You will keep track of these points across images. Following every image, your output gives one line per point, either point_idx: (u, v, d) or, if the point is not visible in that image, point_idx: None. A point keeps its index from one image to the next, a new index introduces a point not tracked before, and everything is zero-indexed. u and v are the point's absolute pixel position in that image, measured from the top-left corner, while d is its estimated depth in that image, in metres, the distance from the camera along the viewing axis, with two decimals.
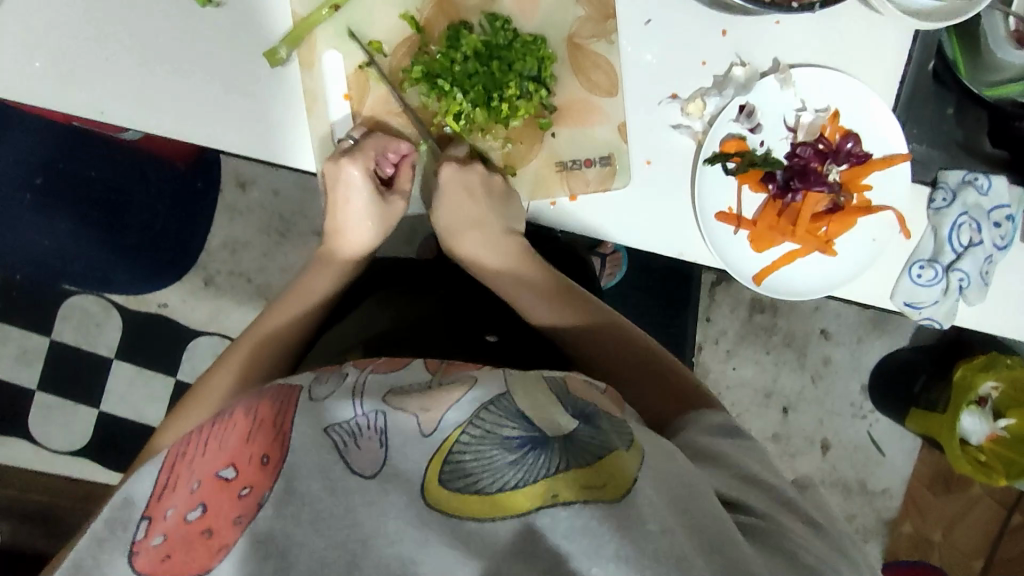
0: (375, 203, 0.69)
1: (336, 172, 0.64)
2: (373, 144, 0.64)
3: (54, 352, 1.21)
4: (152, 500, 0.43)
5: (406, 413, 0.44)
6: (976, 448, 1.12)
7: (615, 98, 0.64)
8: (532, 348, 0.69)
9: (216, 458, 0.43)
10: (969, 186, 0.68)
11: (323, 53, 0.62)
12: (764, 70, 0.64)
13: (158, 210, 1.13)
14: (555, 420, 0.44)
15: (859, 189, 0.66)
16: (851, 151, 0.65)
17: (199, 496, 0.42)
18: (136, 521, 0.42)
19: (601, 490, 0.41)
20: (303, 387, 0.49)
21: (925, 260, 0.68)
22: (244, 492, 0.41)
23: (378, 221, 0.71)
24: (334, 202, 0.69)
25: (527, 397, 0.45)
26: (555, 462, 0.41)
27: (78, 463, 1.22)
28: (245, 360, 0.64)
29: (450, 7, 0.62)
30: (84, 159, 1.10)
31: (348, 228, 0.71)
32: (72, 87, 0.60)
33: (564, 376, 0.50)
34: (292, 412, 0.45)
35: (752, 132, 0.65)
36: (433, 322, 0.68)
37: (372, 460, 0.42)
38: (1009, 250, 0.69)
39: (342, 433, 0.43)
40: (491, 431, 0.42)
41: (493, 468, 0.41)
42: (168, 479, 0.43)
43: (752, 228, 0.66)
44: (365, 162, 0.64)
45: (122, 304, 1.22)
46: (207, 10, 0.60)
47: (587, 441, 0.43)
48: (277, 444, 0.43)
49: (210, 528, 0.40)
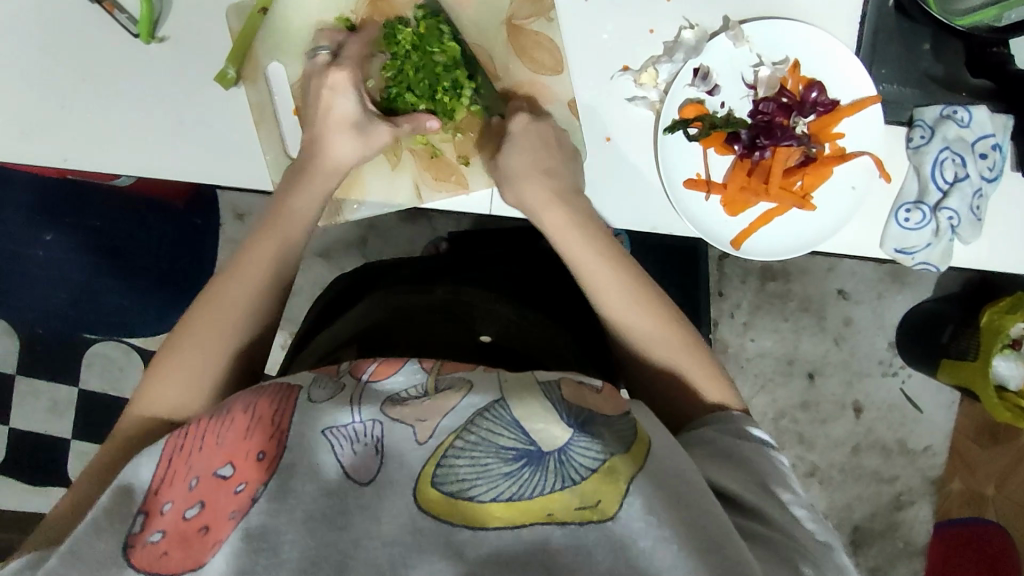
0: (360, 121, 0.61)
1: (325, 77, 0.60)
2: (354, 53, 0.61)
3: (83, 400, 1.25)
4: (150, 494, 0.43)
5: (403, 423, 0.43)
6: (1015, 395, 1.08)
7: (561, 74, 0.63)
8: (519, 346, 0.68)
9: (215, 457, 0.43)
10: (948, 120, 0.64)
11: (268, 66, 0.63)
12: (714, 30, 0.63)
13: (162, 250, 1.14)
14: (550, 433, 0.41)
15: (830, 139, 0.64)
16: (817, 101, 0.63)
17: (197, 494, 0.42)
18: (133, 514, 0.42)
19: (592, 512, 0.40)
20: (302, 387, 0.47)
21: (911, 202, 0.66)
22: (240, 488, 0.41)
23: (362, 145, 0.61)
24: (318, 113, 0.61)
25: (522, 403, 0.43)
26: (550, 482, 0.40)
27: None
28: (235, 316, 0.56)
29: (384, 5, 0.63)
30: (83, 211, 1.11)
31: (334, 146, 0.61)
32: (39, 140, 0.61)
33: (560, 377, 0.47)
34: (290, 411, 0.45)
35: (710, 95, 0.63)
36: (420, 322, 0.67)
37: (368, 462, 0.42)
38: (999, 181, 0.66)
39: (338, 437, 0.43)
40: (488, 443, 0.41)
41: (488, 476, 0.40)
42: (165, 474, 0.43)
43: (723, 192, 0.64)
44: (353, 66, 0.61)
45: (142, 346, 1.25)
46: (152, 46, 0.61)
47: (582, 454, 0.41)
48: (273, 440, 0.43)
49: (208, 525, 0.40)
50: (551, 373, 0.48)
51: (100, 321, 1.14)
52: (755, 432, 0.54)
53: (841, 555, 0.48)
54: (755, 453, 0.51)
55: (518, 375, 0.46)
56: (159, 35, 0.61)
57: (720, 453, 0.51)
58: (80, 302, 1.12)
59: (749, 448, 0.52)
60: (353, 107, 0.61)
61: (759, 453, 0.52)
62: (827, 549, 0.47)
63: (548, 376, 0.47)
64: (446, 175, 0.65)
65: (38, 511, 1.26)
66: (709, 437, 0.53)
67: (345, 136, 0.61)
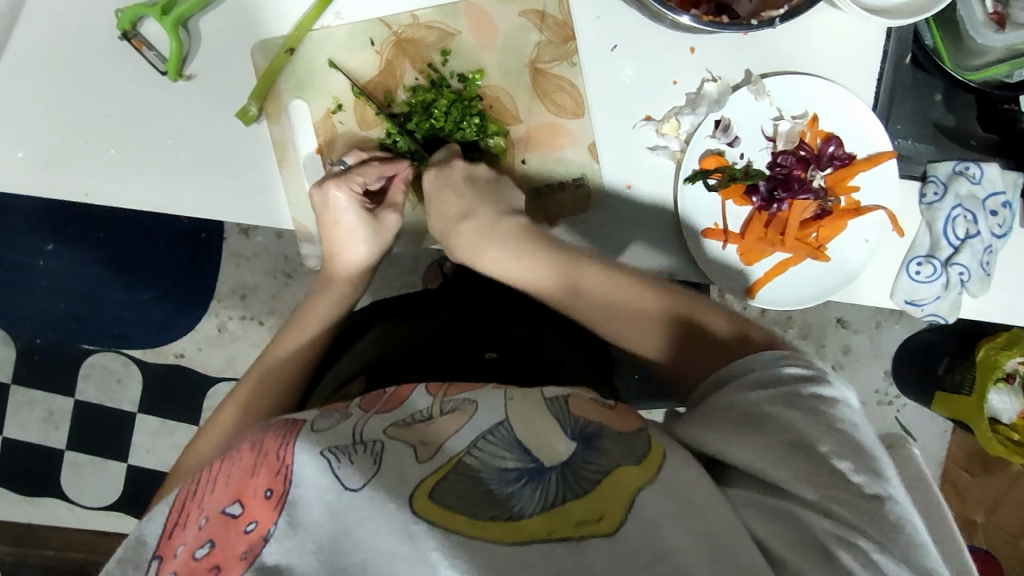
0: (366, 219, 0.65)
1: (324, 198, 0.62)
2: (364, 170, 0.63)
3: (79, 411, 1.21)
4: (162, 539, 0.41)
5: (404, 442, 0.42)
6: (1009, 428, 1.09)
7: (582, 118, 0.64)
8: (534, 359, 0.66)
9: (224, 494, 0.40)
10: (960, 177, 0.67)
11: (289, 102, 0.63)
12: (736, 82, 0.64)
13: (166, 264, 1.12)
14: (552, 451, 0.41)
15: (846, 192, 0.65)
16: (834, 155, 0.64)
17: (206, 532, 0.38)
18: (148, 560, 0.40)
19: (596, 526, 0.38)
20: (305, 421, 0.45)
21: (922, 256, 0.67)
22: (249, 528, 0.37)
23: (372, 239, 0.67)
24: (324, 224, 0.64)
25: (526, 423, 0.44)
26: (549, 498, 0.39)
27: (112, 516, 1.22)
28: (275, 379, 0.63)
29: (410, 47, 0.63)
30: (87, 224, 1.09)
31: (346, 247, 0.66)
32: (63, 170, 0.61)
33: (568, 394, 0.47)
34: (291, 443, 0.41)
35: (730, 146, 0.64)
36: (425, 353, 0.65)
37: (366, 468, 0.40)
38: (1008, 238, 0.67)
39: (336, 453, 0.41)
40: (486, 463, 0.41)
41: (486, 494, 0.39)
42: (177, 517, 0.41)
43: (740, 242, 0.65)
44: (351, 184, 0.62)
45: (142, 357, 1.21)
46: (179, 83, 0.61)
47: (582, 471, 0.40)
48: (279, 476, 0.39)
49: (218, 565, 0.37)
50: (559, 390, 0.48)
51: (101, 334, 1.13)
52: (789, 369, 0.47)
53: (896, 509, 0.39)
54: (785, 403, 0.45)
55: (524, 395, 0.46)
56: (186, 73, 0.61)
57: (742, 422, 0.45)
58: (80, 313, 1.11)
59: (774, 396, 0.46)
60: (356, 213, 0.64)
61: (796, 405, 0.44)
62: (880, 504, 0.39)
63: (556, 391, 0.47)
64: None
65: (27, 523, 1.21)
66: (732, 400, 0.48)
67: (359, 238, 0.66)
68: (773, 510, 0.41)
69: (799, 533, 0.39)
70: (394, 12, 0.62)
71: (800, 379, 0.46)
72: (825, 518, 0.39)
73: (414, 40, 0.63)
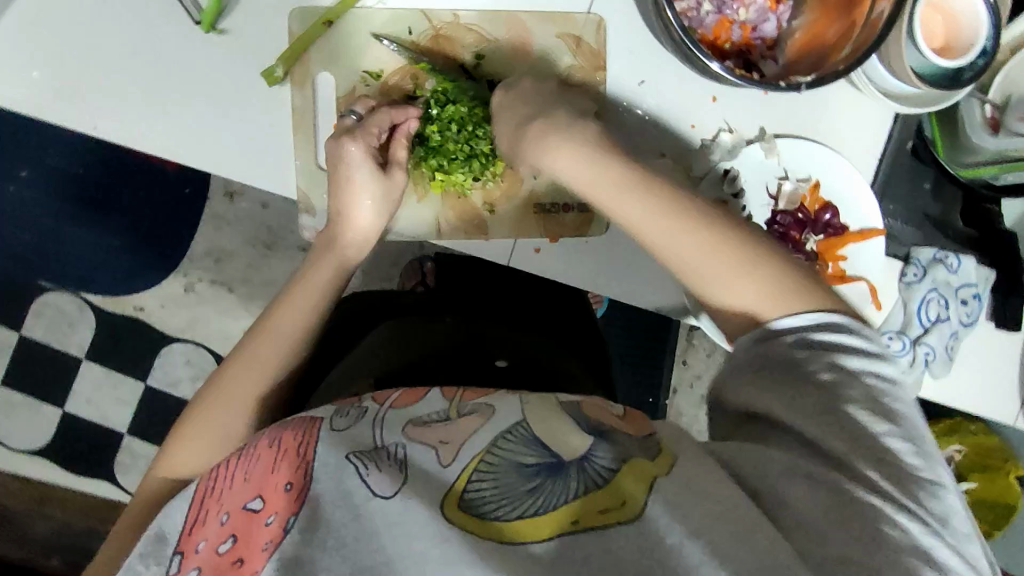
0: (379, 179, 0.63)
1: (339, 150, 0.62)
2: (375, 120, 0.62)
3: (20, 348, 1.13)
4: (184, 535, 0.47)
5: (426, 447, 0.47)
6: None
7: None
8: (538, 367, 0.72)
9: (243, 492, 0.47)
10: (939, 264, 0.70)
11: (317, 73, 0.63)
12: (749, 137, 0.67)
13: (144, 213, 1.10)
14: (570, 446, 0.45)
15: (835, 259, 0.67)
16: (829, 222, 0.67)
17: (228, 529, 0.45)
18: (169, 555, 0.47)
19: (619, 513, 0.42)
20: (324, 418, 0.51)
21: (893, 331, 0.71)
22: (270, 519, 0.45)
23: (382, 202, 0.63)
24: (338, 183, 0.63)
25: (542, 421, 0.47)
26: (571, 490, 0.43)
27: (36, 464, 1.15)
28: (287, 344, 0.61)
29: (447, 45, 0.64)
30: (73, 159, 1.08)
31: (355, 212, 0.63)
32: (77, 96, 0.60)
33: (580, 400, 0.50)
34: (313, 441, 0.48)
35: (735, 197, 0.65)
36: (439, 360, 0.69)
37: (392, 476, 0.45)
38: (974, 327, 0.71)
39: (361, 458, 0.46)
40: (510, 461, 0.44)
41: (510, 494, 0.43)
42: (199, 514, 0.48)
43: None
44: (366, 137, 0.61)
45: (98, 303, 1.13)
46: (211, 35, 0.61)
47: (601, 462, 0.44)
48: (298, 471, 0.47)
49: (242, 558, 0.44)
50: (574, 396, 0.51)
51: (67, 272, 1.11)
52: (782, 323, 0.48)
53: (938, 494, 0.43)
54: (841, 376, 0.45)
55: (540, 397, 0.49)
56: (220, 27, 0.61)
57: (795, 372, 0.46)
58: (46, 249, 1.10)
59: (836, 370, 0.45)
60: (370, 172, 0.62)
61: (842, 375, 0.45)
62: (930, 486, 0.43)
63: (572, 397, 0.51)
64: (470, 219, 0.67)
65: None
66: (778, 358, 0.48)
67: (365, 198, 0.63)
68: (829, 490, 0.43)
69: (847, 512, 0.42)
70: (437, 8, 0.63)
71: (847, 350, 0.46)
72: (874, 496, 0.42)
73: (453, 39, 0.64)
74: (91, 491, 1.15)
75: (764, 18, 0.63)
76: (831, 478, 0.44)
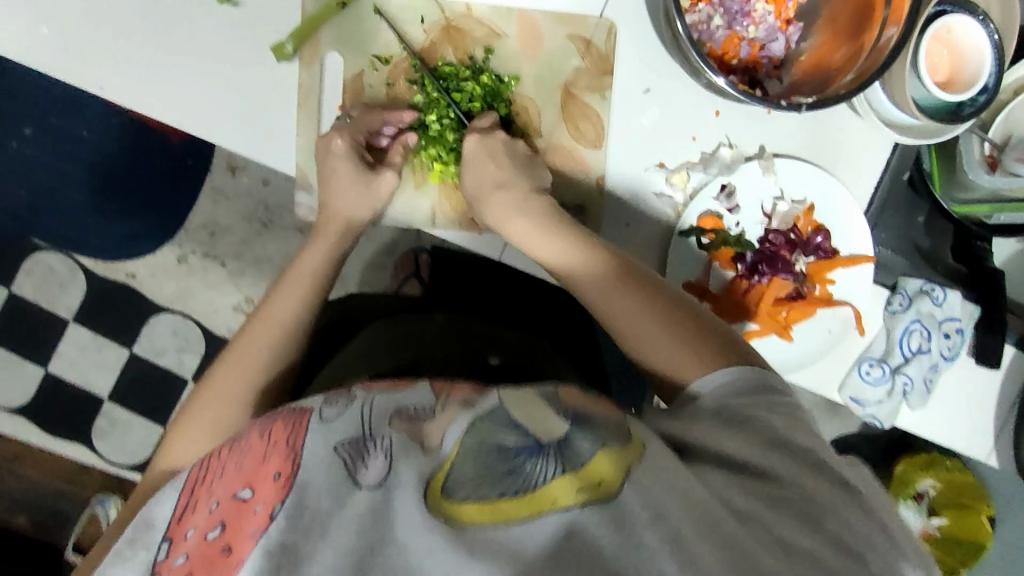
0: (363, 173, 0.64)
1: (327, 143, 0.63)
2: (367, 120, 0.64)
3: (8, 305, 1.13)
4: (173, 523, 0.46)
5: (403, 431, 0.46)
6: None
7: (599, 150, 0.66)
8: (527, 364, 0.71)
9: (234, 480, 0.45)
10: (926, 296, 0.71)
11: (325, 53, 0.64)
12: (749, 154, 0.67)
13: (141, 180, 1.09)
14: (548, 428, 0.44)
15: (822, 282, 0.69)
16: (819, 245, 0.68)
17: (217, 516, 0.44)
18: (159, 542, 0.46)
19: (594, 492, 0.41)
20: (314, 411, 0.49)
21: (875, 358, 0.70)
22: (258, 508, 0.43)
23: (368, 196, 0.65)
24: (322, 175, 0.65)
25: (523, 404, 0.45)
26: (551, 470, 0.41)
27: (14, 422, 1.14)
28: (273, 330, 0.64)
29: (456, 36, 0.64)
30: (74, 119, 1.06)
31: (345, 205, 0.65)
32: (88, 56, 0.60)
33: (557, 387, 0.49)
34: (304, 432, 0.47)
35: (729, 212, 0.67)
36: (430, 351, 0.70)
37: (378, 470, 0.44)
38: (954, 362, 0.72)
39: (348, 450, 0.46)
40: (491, 444, 0.43)
41: (488, 476, 0.42)
42: (188, 502, 0.47)
43: (715, 304, 0.68)
44: (353, 134, 0.64)
45: (90, 267, 1.13)
46: (225, 8, 0.61)
47: (580, 445, 0.43)
48: (290, 461, 0.45)
49: (228, 546, 0.42)
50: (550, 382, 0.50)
51: (58, 232, 1.10)
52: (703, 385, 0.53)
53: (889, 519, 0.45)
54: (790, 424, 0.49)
55: (518, 386, 0.48)
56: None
57: (737, 415, 0.49)
58: (37, 206, 1.08)
59: (780, 412, 0.49)
60: (355, 166, 0.64)
61: (788, 417, 0.49)
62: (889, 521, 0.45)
63: (546, 383, 0.49)
64: (463, 210, 0.67)
65: None
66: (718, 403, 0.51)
67: (350, 192, 0.65)
68: (797, 508, 0.44)
69: (813, 517, 0.43)
70: None
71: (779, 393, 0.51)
72: (837, 517, 0.44)
73: (463, 31, 0.64)
74: (65, 453, 1.15)
75: (773, 37, 0.64)
76: (799, 498, 0.44)
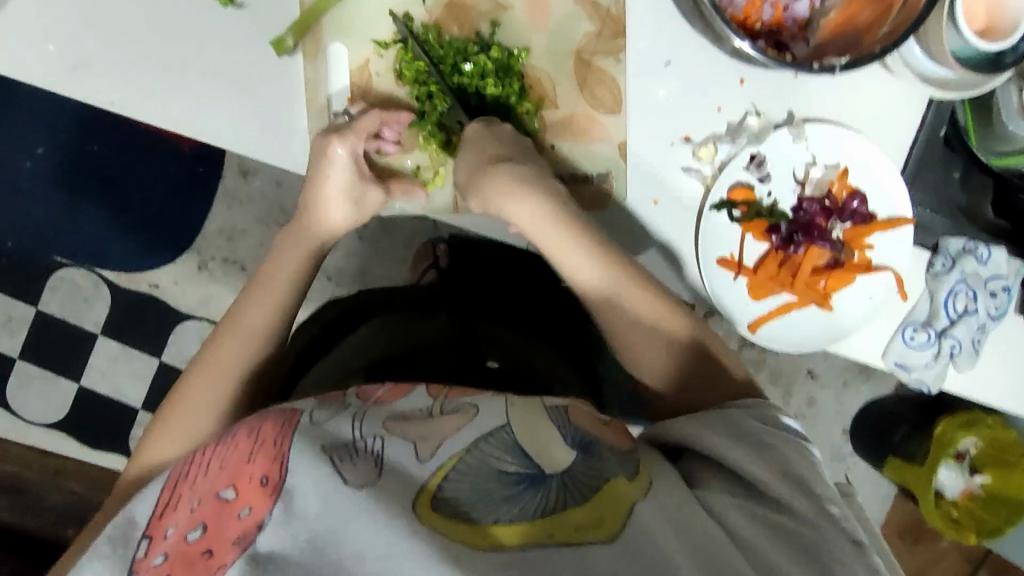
0: (354, 181, 0.63)
1: (326, 147, 0.62)
2: (365, 123, 0.63)
3: (37, 323, 1.14)
4: (154, 519, 0.45)
5: (404, 441, 0.45)
6: (949, 504, 1.09)
7: (617, 115, 0.64)
8: (530, 372, 0.68)
9: (217, 480, 0.45)
10: (970, 255, 0.68)
11: (330, 44, 0.63)
12: (778, 121, 0.65)
13: (156, 190, 1.08)
14: (550, 458, 0.44)
15: (860, 248, 0.66)
16: (856, 210, 0.65)
17: (199, 515, 0.43)
18: (138, 540, 0.45)
19: (597, 530, 0.41)
20: (304, 411, 0.48)
21: (918, 323, 0.69)
22: (244, 512, 0.42)
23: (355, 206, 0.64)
24: (314, 172, 0.63)
25: (528, 430, 0.46)
26: (546, 504, 0.42)
27: (54, 437, 1.16)
28: (261, 336, 0.62)
29: (461, 12, 0.64)
30: (86, 134, 1.06)
31: (331, 213, 0.64)
32: (99, 71, 0.59)
33: (567, 404, 0.50)
34: (291, 433, 0.46)
35: (761, 182, 0.65)
36: (430, 356, 0.67)
37: (367, 471, 0.43)
38: (1003, 320, 0.69)
39: (339, 452, 0.44)
40: (490, 466, 0.44)
41: (490, 504, 0.42)
42: (170, 498, 0.46)
43: (750, 277, 0.66)
44: (354, 142, 0.62)
45: (114, 281, 1.14)
46: (230, 10, 0.61)
47: (584, 481, 0.43)
48: (276, 465, 0.44)
49: (210, 549, 0.41)
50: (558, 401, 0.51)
51: (79, 249, 1.10)
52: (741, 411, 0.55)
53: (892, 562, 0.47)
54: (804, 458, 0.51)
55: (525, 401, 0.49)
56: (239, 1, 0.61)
57: (749, 440, 0.52)
58: (57, 226, 1.09)
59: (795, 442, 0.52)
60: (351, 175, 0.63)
61: (794, 446, 0.52)
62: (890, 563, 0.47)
63: (556, 401, 0.50)
64: None
65: None
66: (731, 418, 0.54)
67: (344, 203, 0.64)
68: (792, 538, 0.46)
69: (805, 552, 0.45)
70: None
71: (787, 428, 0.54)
72: (839, 550, 0.45)
73: (467, 6, 0.64)
74: (105, 464, 1.16)
75: None
76: (789, 525, 0.46)
